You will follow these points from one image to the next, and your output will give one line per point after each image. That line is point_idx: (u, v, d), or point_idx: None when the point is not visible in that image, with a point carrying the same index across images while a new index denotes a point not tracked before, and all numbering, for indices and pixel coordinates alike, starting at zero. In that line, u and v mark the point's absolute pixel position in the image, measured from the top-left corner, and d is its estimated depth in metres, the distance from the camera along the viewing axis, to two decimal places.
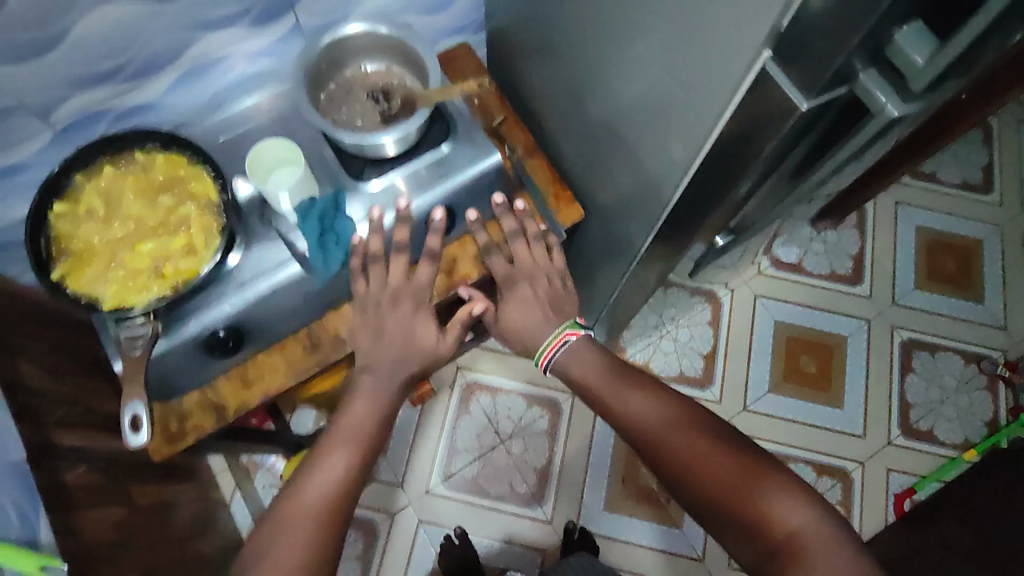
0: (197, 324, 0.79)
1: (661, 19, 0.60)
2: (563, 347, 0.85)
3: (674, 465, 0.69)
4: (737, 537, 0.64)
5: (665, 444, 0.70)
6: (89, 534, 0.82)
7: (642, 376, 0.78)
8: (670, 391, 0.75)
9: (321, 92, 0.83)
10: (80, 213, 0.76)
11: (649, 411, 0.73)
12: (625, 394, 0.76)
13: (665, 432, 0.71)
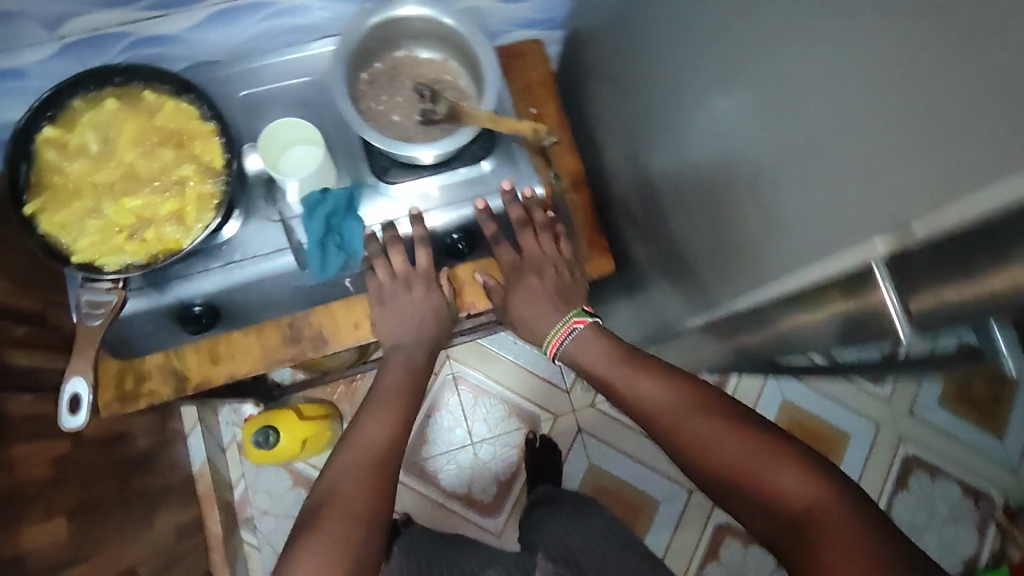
0: (172, 294, 0.72)
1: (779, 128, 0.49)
2: (570, 335, 0.75)
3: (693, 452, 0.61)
4: (758, 517, 0.57)
5: (681, 432, 0.62)
6: (18, 473, 0.78)
7: (652, 357, 0.70)
8: (682, 373, 0.67)
9: (364, 71, 0.74)
10: (68, 146, 0.68)
11: (664, 395, 0.65)
12: (634, 377, 0.68)
13: (681, 416, 0.63)
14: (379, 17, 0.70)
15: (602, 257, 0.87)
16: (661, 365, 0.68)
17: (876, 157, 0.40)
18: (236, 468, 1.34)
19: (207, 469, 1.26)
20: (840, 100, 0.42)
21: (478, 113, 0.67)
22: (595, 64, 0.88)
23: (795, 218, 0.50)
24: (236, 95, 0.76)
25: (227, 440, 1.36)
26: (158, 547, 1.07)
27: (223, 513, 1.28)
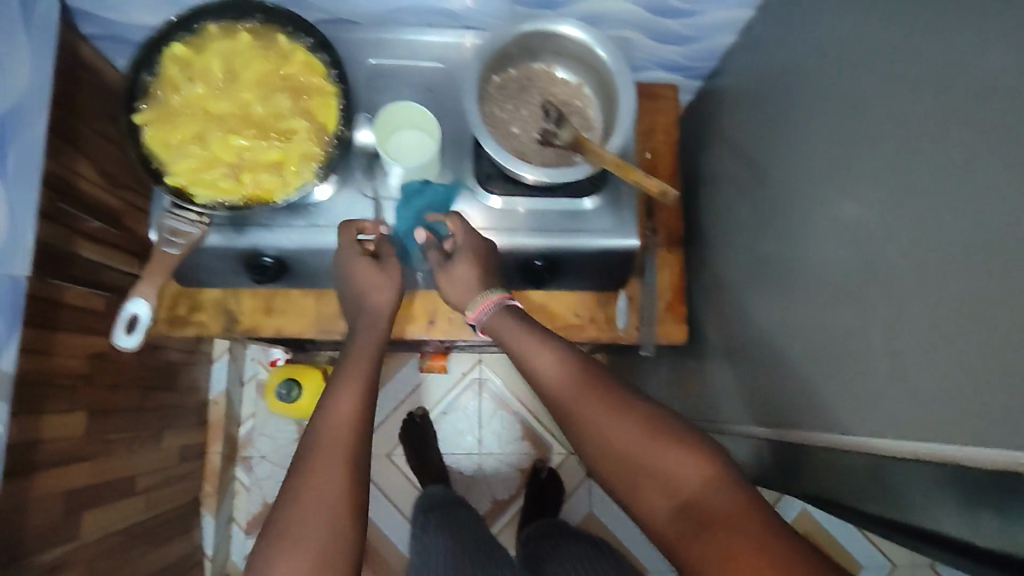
0: (250, 240, 0.71)
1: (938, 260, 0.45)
2: (477, 301, 0.67)
3: (619, 468, 0.56)
4: (655, 518, 0.53)
5: (605, 437, 0.57)
6: (57, 361, 0.79)
7: (553, 333, 0.65)
8: (626, 385, 0.60)
9: (497, 74, 0.72)
10: (194, 66, 0.67)
11: (615, 410, 0.57)
12: (557, 370, 0.61)
13: (631, 441, 0.56)
14: (534, 26, 0.68)
15: (676, 325, 0.85)
16: (590, 361, 0.62)
17: None
18: (249, 406, 1.35)
19: (223, 400, 1.27)
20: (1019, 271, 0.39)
21: (604, 155, 0.63)
22: (724, 126, 0.84)
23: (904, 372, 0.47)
24: (365, 62, 0.75)
25: (248, 374, 1.35)
26: (160, 463, 1.07)
27: (227, 445, 1.29)
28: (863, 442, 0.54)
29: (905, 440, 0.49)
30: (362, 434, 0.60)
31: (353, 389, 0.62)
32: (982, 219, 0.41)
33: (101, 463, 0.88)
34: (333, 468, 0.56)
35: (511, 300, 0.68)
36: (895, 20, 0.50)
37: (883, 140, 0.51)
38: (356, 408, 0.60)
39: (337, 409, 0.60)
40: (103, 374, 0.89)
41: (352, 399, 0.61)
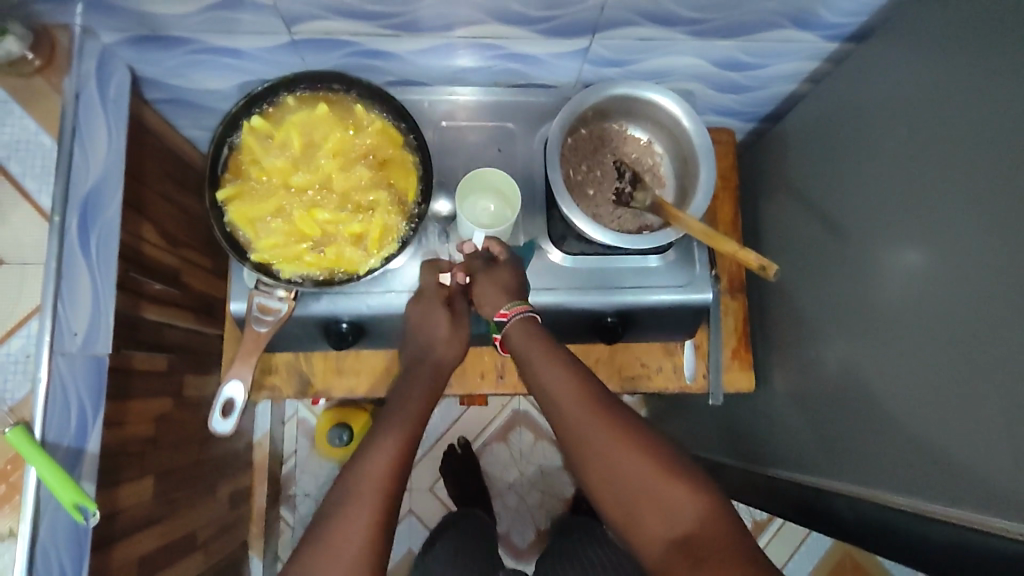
0: (328, 305, 0.72)
1: None
2: (518, 320, 0.65)
3: (611, 491, 0.56)
4: (649, 550, 0.54)
5: (608, 461, 0.56)
6: (129, 428, 0.78)
7: (570, 353, 0.63)
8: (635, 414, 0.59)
9: (571, 135, 0.73)
10: (273, 138, 0.67)
11: (614, 430, 0.57)
12: (571, 392, 0.59)
13: (633, 469, 0.55)
14: (618, 90, 0.69)
15: (742, 372, 0.85)
16: (599, 385, 0.61)
17: None
18: (290, 444, 1.34)
19: (267, 441, 1.27)
20: None
21: (691, 223, 0.64)
22: (786, 175, 0.84)
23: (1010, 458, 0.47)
24: (437, 125, 0.77)
25: (288, 413, 1.35)
26: (215, 514, 1.07)
27: (271, 485, 1.28)
28: (970, 519, 0.54)
29: (1021, 524, 0.50)
30: (400, 474, 0.59)
31: (391, 441, 0.60)
32: None
33: (166, 525, 0.88)
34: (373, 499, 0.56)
35: (533, 315, 0.66)
36: (1002, 96, 0.52)
37: (995, 215, 0.52)
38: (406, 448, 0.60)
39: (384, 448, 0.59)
40: (167, 434, 0.89)
41: (402, 440, 0.60)
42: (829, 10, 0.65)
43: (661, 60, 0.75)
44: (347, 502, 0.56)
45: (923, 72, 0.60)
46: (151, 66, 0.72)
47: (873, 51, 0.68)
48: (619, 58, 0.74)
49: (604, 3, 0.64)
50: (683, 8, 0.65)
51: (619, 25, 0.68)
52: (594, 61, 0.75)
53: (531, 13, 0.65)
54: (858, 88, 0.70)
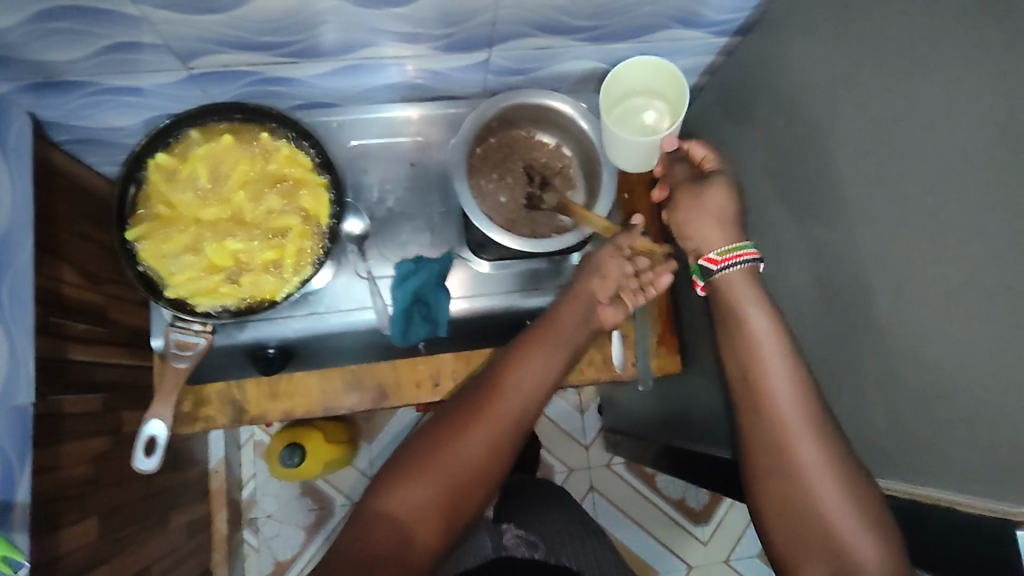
0: (254, 332, 0.73)
1: None
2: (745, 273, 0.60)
3: (789, 509, 0.55)
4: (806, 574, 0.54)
5: (805, 489, 0.54)
6: (65, 471, 0.78)
7: (799, 353, 0.57)
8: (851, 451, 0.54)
9: (479, 146, 0.75)
10: (179, 173, 0.67)
11: (825, 466, 0.53)
12: (789, 413, 0.55)
13: (834, 512, 0.53)
14: (521, 98, 0.71)
15: (669, 357, 0.89)
16: (822, 405, 0.56)
17: None
18: (249, 468, 1.34)
19: (223, 467, 1.26)
20: None
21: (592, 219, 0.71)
22: None
23: (886, 424, 0.51)
24: (347, 145, 0.78)
25: (244, 436, 1.35)
26: (172, 546, 1.07)
27: (231, 510, 1.28)
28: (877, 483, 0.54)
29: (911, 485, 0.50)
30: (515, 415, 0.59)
31: (539, 366, 0.62)
32: None
33: (116, 563, 0.88)
34: (447, 471, 0.56)
35: (757, 262, 0.60)
36: None
37: None
38: (501, 434, 0.58)
39: (480, 428, 0.58)
40: (109, 473, 0.88)
41: (499, 420, 0.59)
42: (711, 9, 0.68)
43: (562, 66, 0.78)
44: (478, 415, 0.58)
45: None
46: (52, 109, 0.72)
47: (758, 45, 0.71)
48: (521, 67, 0.76)
49: (496, 18, 0.65)
50: (573, 17, 0.67)
51: (516, 37, 0.69)
52: (497, 71, 0.76)
53: (426, 32, 0.66)
54: (750, 81, 0.73)
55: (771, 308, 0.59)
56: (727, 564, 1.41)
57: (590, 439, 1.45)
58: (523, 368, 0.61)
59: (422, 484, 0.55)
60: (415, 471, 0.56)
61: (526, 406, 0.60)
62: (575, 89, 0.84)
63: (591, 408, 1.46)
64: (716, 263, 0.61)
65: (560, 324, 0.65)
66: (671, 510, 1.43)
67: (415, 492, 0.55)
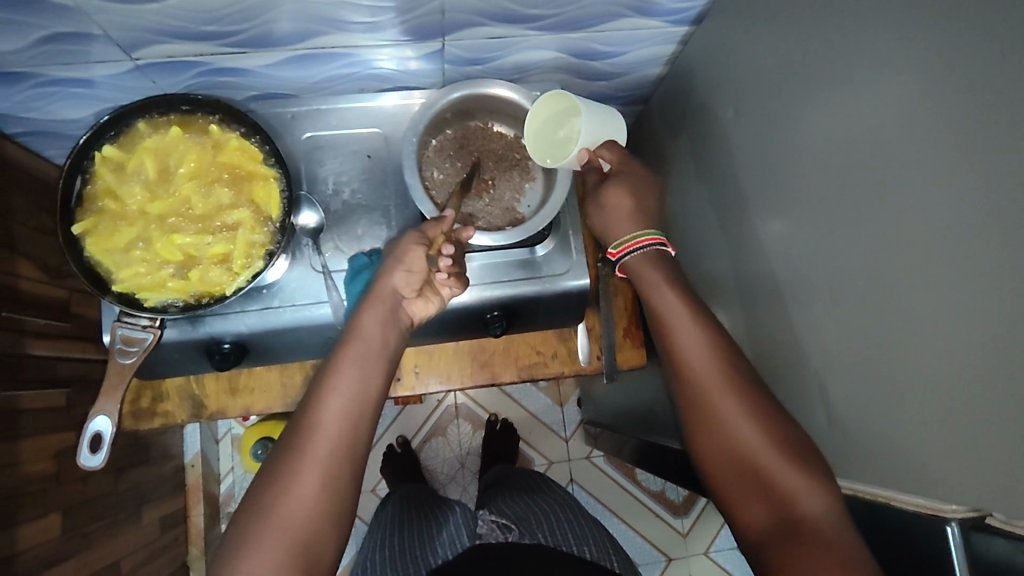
0: (208, 329, 0.72)
1: (863, 305, 0.49)
2: (642, 250, 0.65)
3: (722, 459, 0.57)
4: (751, 523, 0.55)
5: (731, 437, 0.56)
6: (23, 468, 0.77)
7: (708, 314, 0.62)
8: (767, 395, 0.57)
9: (434, 137, 0.74)
10: (126, 167, 0.67)
11: (734, 407, 0.57)
12: (704, 368, 0.59)
13: (762, 451, 0.54)
14: (474, 88, 0.70)
15: (633, 349, 0.88)
16: (733, 351, 0.60)
17: (963, 390, 0.41)
18: (226, 461, 1.34)
19: (199, 461, 1.26)
20: (933, 322, 0.42)
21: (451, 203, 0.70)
22: (661, 156, 0.87)
23: None
24: (302, 137, 0.77)
25: (222, 430, 1.35)
26: (143, 540, 1.07)
27: (208, 504, 1.28)
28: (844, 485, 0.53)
29: (881, 487, 0.49)
30: (346, 433, 0.55)
31: (353, 380, 0.57)
32: (899, 273, 0.45)
33: (81, 558, 0.87)
34: (284, 528, 0.51)
35: (665, 247, 0.66)
36: (808, 76, 0.54)
37: (813, 190, 0.54)
38: (331, 470, 0.54)
39: (303, 476, 0.53)
40: (73, 468, 0.88)
41: (323, 459, 0.54)
42: None
43: (519, 55, 0.76)
44: (302, 456, 0.54)
45: (753, 52, 0.62)
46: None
47: (715, 33, 0.69)
48: (477, 56, 0.75)
49: (443, 7, 0.64)
50: (522, 6, 0.65)
51: (464, 26, 0.68)
52: (453, 61, 0.75)
53: (373, 22, 0.65)
54: (708, 69, 0.72)
55: (680, 282, 0.64)
56: (706, 556, 1.41)
57: (569, 432, 1.45)
58: (330, 398, 0.56)
59: (266, 546, 0.51)
60: (249, 541, 0.51)
61: (349, 432, 0.55)
62: (537, 79, 0.83)
63: (571, 400, 1.46)
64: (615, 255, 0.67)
65: (366, 331, 0.60)
66: (651, 502, 1.43)
67: (264, 557, 0.50)
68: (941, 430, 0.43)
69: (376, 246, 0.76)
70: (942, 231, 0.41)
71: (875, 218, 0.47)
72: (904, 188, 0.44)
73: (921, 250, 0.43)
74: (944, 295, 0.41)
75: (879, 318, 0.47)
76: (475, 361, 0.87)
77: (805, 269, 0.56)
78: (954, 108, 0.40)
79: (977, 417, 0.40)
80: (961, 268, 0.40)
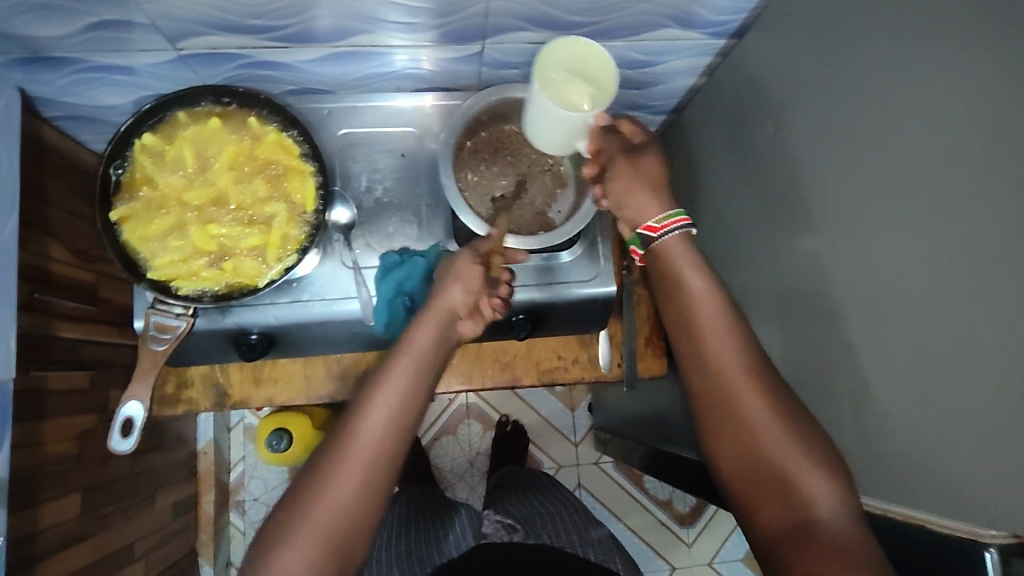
0: (236, 318, 0.72)
1: (899, 325, 0.49)
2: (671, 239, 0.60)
3: (737, 459, 0.56)
4: (766, 524, 0.54)
5: (749, 439, 0.55)
6: (46, 448, 0.78)
7: (735, 310, 0.59)
8: (795, 402, 0.55)
9: (469, 139, 0.75)
10: (166, 155, 0.67)
11: (755, 410, 0.55)
12: (733, 366, 0.56)
13: (780, 458, 0.53)
14: (511, 93, 0.71)
15: (655, 359, 0.88)
16: (763, 356, 0.57)
17: (997, 414, 0.41)
18: (238, 450, 1.35)
19: (212, 449, 1.27)
20: (970, 347, 0.43)
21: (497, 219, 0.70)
22: (691, 167, 0.87)
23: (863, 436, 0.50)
24: (338, 133, 0.78)
25: (235, 418, 1.35)
26: (156, 524, 1.07)
27: (219, 492, 1.29)
28: (875, 505, 0.54)
29: (913, 509, 0.50)
30: (390, 440, 0.55)
31: (398, 388, 0.56)
32: (936, 294, 0.45)
33: (98, 539, 0.88)
34: (316, 531, 0.52)
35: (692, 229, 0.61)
36: (850, 97, 0.54)
37: (851, 208, 0.54)
38: (369, 476, 0.53)
39: (341, 479, 0.53)
40: (94, 450, 0.89)
41: (363, 465, 0.53)
42: (707, 9, 0.67)
43: None
44: (342, 458, 0.53)
45: (794, 66, 0.62)
46: (41, 85, 0.72)
47: (755, 47, 0.70)
48: (514, 60, 0.75)
49: (487, 10, 0.64)
50: (564, 12, 0.66)
51: (505, 31, 0.69)
52: (491, 64, 0.76)
53: (417, 22, 0.66)
54: (745, 82, 0.72)
55: (707, 268, 0.59)
56: (711, 567, 1.41)
57: (579, 437, 1.46)
58: (373, 406, 0.55)
59: (302, 548, 0.51)
60: (285, 539, 0.51)
61: (390, 438, 0.55)
62: None
63: (583, 405, 1.47)
64: (655, 230, 0.60)
65: (416, 344, 0.59)
66: (659, 511, 1.43)
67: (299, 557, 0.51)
68: (974, 453, 0.43)
69: (406, 244, 0.77)
70: (982, 255, 0.41)
71: (913, 240, 0.47)
72: (945, 212, 0.44)
73: (961, 274, 0.43)
74: (982, 320, 0.42)
75: (914, 340, 0.48)
76: (496, 361, 0.88)
77: (839, 286, 0.56)
78: (1001, 136, 0.40)
79: (1010, 443, 0.40)
80: (1001, 293, 0.40)
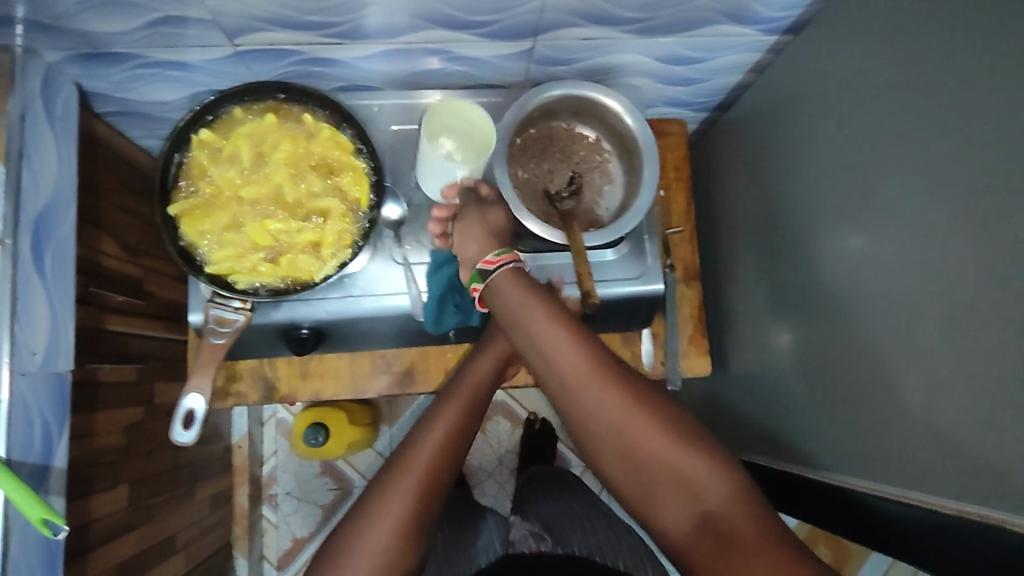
0: (288, 313, 0.73)
1: (971, 323, 0.49)
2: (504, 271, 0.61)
3: (618, 466, 0.56)
4: (670, 526, 0.54)
5: (624, 447, 0.55)
6: (98, 440, 0.79)
7: (570, 318, 0.59)
8: (641, 384, 0.58)
9: (519, 136, 0.75)
10: (223, 151, 0.68)
11: (613, 416, 0.55)
12: (578, 372, 0.56)
13: (658, 450, 0.55)
14: (563, 90, 0.71)
15: (699, 357, 0.88)
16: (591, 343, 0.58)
17: None
18: (270, 445, 1.36)
19: (246, 443, 1.28)
20: None
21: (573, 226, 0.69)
22: (736, 164, 0.87)
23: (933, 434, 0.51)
24: (388, 129, 0.78)
25: (267, 413, 1.36)
26: (195, 517, 1.08)
27: (252, 486, 1.30)
28: (949, 505, 0.53)
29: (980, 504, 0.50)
30: (445, 468, 0.59)
31: (451, 421, 0.62)
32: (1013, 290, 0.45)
33: (144, 530, 0.89)
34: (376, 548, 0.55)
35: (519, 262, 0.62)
36: (917, 93, 0.54)
37: (918, 204, 0.54)
38: (424, 501, 0.57)
39: (397, 501, 0.56)
40: (140, 443, 0.90)
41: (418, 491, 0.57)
42: (762, 5, 0.67)
43: (605, 58, 0.77)
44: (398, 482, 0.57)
45: (854, 63, 0.62)
46: (97, 80, 0.72)
47: (809, 44, 0.69)
48: (564, 57, 0.76)
49: (544, 7, 0.65)
50: (620, 8, 0.66)
51: (559, 27, 0.69)
52: (540, 60, 0.76)
53: (473, 19, 0.66)
54: (798, 78, 0.72)
55: (535, 288, 0.60)
56: None
57: None
58: (428, 439, 0.60)
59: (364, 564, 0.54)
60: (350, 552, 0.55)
61: (443, 468, 0.59)
62: (618, 82, 0.83)
63: None
64: (491, 263, 0.62)
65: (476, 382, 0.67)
66: None
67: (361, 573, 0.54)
68: None
69: None
70: None
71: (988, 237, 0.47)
72: None
73: None
74: None
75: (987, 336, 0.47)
76: None
77: (903, 282, 0.56)
78: None
79: None
80: None
